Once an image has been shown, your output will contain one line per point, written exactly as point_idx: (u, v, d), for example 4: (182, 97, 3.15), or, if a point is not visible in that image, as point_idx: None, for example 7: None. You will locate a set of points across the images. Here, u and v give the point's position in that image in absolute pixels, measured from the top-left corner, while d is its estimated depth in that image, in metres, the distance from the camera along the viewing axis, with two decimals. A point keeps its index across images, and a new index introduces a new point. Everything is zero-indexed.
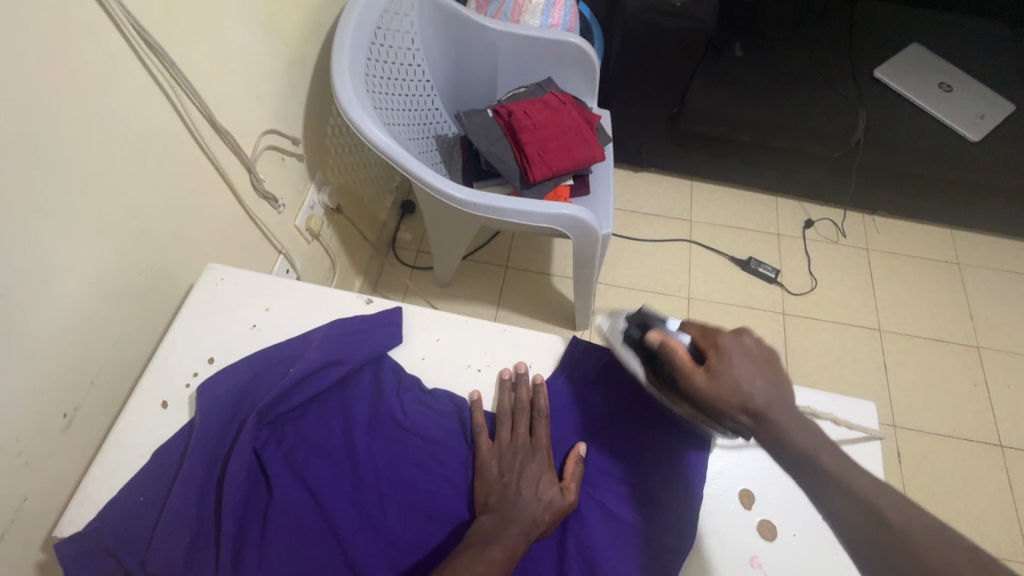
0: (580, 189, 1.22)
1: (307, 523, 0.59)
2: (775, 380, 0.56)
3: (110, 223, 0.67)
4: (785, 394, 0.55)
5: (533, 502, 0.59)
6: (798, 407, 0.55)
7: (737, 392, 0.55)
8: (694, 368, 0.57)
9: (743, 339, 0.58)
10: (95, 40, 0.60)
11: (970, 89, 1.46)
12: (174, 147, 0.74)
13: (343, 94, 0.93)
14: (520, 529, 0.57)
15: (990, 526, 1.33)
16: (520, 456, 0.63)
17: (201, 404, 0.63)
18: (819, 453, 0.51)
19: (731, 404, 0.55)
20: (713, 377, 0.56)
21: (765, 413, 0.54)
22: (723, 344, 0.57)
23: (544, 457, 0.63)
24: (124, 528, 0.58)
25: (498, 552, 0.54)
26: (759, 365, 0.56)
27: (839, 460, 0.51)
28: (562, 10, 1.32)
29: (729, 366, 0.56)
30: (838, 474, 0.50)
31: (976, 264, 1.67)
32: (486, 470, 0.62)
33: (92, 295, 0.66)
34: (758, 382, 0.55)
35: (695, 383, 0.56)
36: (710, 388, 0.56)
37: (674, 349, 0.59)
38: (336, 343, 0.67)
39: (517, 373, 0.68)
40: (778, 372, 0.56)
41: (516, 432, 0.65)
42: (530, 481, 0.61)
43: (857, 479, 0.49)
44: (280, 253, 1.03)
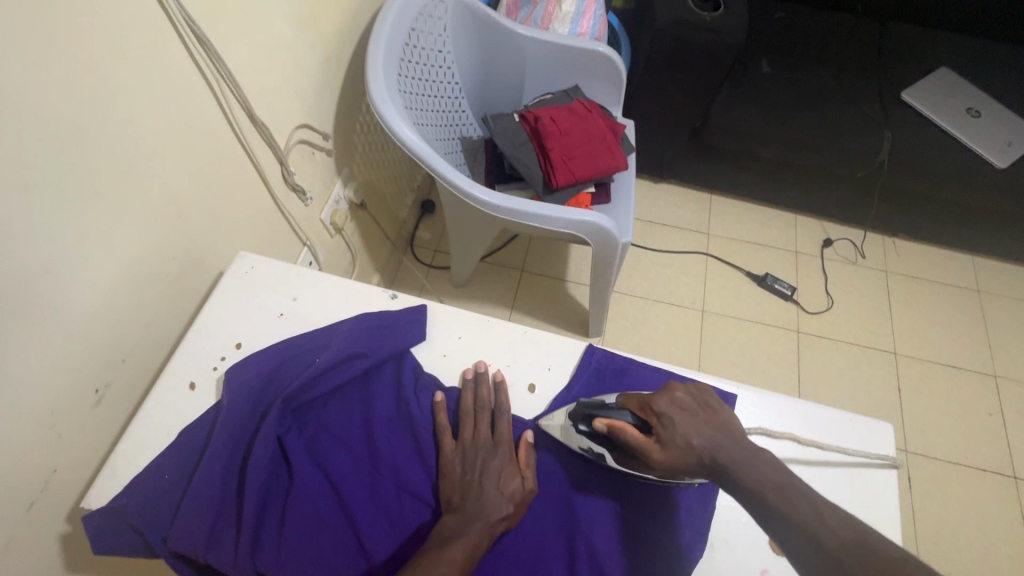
0: (601, 197, 1.23)
1: (326, 511, 0.60)
2: (716, 423, 0.56)
3: (150, 207, 0.69)
4: (730, 432, 0.56)
5: (496, 499, 0.59)
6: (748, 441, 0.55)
7: (691, 452, 0.55)
8: (646, 442, 0.56)
9: (674, 395, 0.59)
10: (147, 30, 0.63)
11: (997, 116, 1.45)
12: (213, 136, 0.76)
13: (376, 92, 0.95)
14: (483, 526, 0.57)
15: (1001, 558, 1.31)
16: (481, 453, 0.62)
17: (228, 388, 0.65)
18: (770, 483, 0.50)
19: (690, 464, 0.55)
20: (666, 446, 0.55)
21: (722, 461, 0.53)
22: (657, 406, 0.58)
23: (508, 452, 0.63)
24: (148, 505, 0.59)
25: (460, 549, 0.54)
26: (695, 415, 0.57)
27: (779, 485, 0.50)
28: (591, 20, 1.33)
29: (671, 428, 0.56)
30: (779, 504, 0.48)
31: (996, 292, 1.65)
32: (448, 468, 0.62)
33: (129, 277, 0.68)
34: (703, 431, 0.55)
35: (655, 458, 0.56)
36: (669, 459, 0.55)
37: (620, 430, 0.58)
38: (361, 336, 0.68)
39: (476, 372, 0.68)
40: (716, 415, 0.57)
41: (478, 430, 0.64)
42: (493, 477, 0.60)
43: (797, 508, 0.47)
44: (304, 245, 1.05)
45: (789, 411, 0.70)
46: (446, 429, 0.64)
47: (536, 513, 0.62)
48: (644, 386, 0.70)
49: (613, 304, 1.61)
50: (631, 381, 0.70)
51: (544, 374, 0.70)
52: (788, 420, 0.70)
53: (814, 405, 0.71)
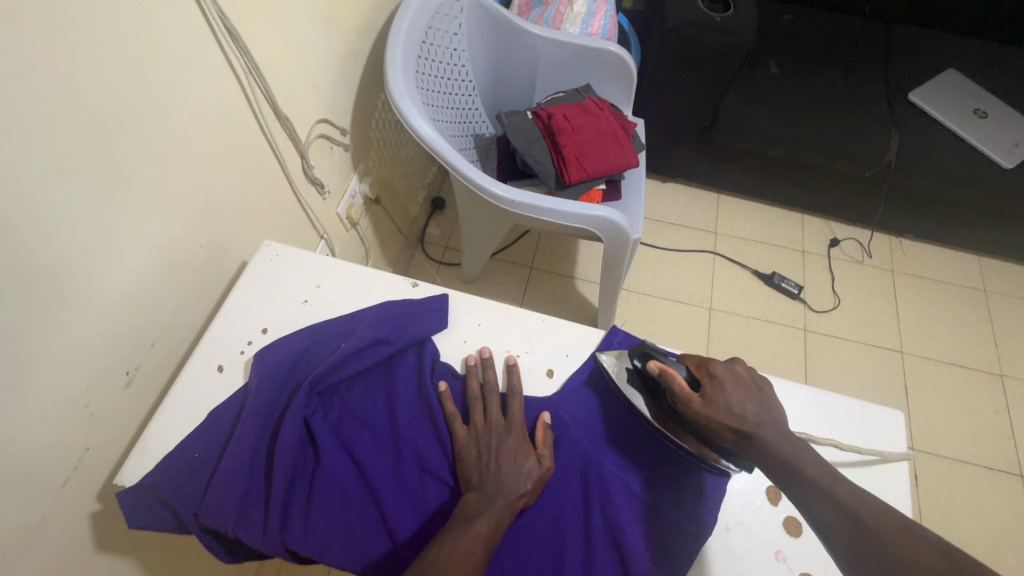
0: (612, 194, 1.25)
1: (352, 490, 0.62)
2: (763, 403, 0.60)
3: (180, 196, 0.71)
4: (774, 416, 0.59)
5: (515, 477, 0.61)
6: (787, 427, 0.59)
7: (730, 415, 0.59)
8: (690, 393, 0.61)
9: (733, 366, 0.63)
10: (181, 24, 0.65)
11: (1004, 116, 1.47)
12: (239, 129, 0.78)
13: (396, 88, 0.97)
14: (504, 503, 0.58)
15: (1007, 555, 1.32)
16: (496, 435, 0.64)
17: (255, 371, 0.66)
18: (805, 465, 0.54)
19: (725, 427, 0.59)
20: (708, 401, 0.60)
21: (758, 435, 0.57)
22: (714, 370, 0.62)
23: (521, 433, 0.65)
24: (178, 482, 0.61)
25: (484, 525, 0.56)
26: (747, 388, 0.61)
27: (817, 466, 0.54)
28: (602, 20, 1.35)
29: (721, 391, 0.60)
30: (814, 481, 0.52)
31: (1003, 292, 1.66)
32: (465, 450, 0.63)
33: (159, 262, 0.70)
34: (749, 404, 0.59)
35: (693, 408, 0.60)
36: (705, 412, 0.60)
37: (669, 376, 0.63)
38: (384, 323, 0.69)
39: (481, 358, 0.70)
40: (766, 396, 0.61)
41: (491, 414, 0.66)
42: (509, 458, 0.62)
43: (833, 486, 0.52)
44: (322, 238, 1.07)
45: (801, 400, 0.72)
46: (456, 416, 0.65)
47: (555, 491, 0.63)
48: None
49: (621, 301, 1.62)
50: None
51: (562, 361, 0.72)
52: (800, 410, 0.71)
53: (826, 395, 0.73)
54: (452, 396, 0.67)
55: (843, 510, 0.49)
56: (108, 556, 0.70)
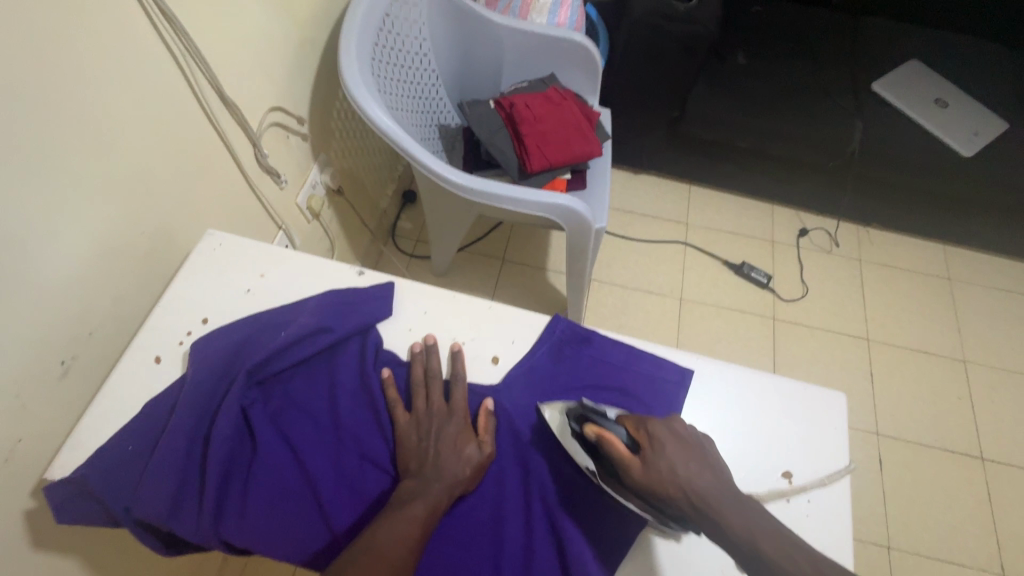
0: (577, 184, 1.24)
1: (290, 479, 0.61)
2: (707, 465, 0.55)
3: (119, 183, 0.69)
4: (721, 476, 0.55)
5: (453, 463, 0.60)
6: (735, 489, 0.54)
7: (674, 481, 0.54)
8: (630, 457, 0.56)
9: (670, 424, 0.59)
10: (112, 5, 0.63)
11: (965, 107, 1.49)
12: (183, 115, 0.76)
13: (349, 77, 0.95)
14: (441, 487, 0.58)
15: (966, 537, 1.34)
16: (437, 421, 0.63)
17: (193, 361, 0.65)
18: (763, 537, 0.49)
19: (672, 493, 0.53)
20: (649, 467, 0.55)
21: (707, 501, 0.52)
22: (652, 430, 0.58)
23: (462, 418, 0.64)
24: (109, 474, 0.59)
25: (420, 508, 0.56)
26: (686, 448, 0.56)
27: (778, 542, 0.48)
28: (569, 10, 1.34)
29: (661, 454, 0.55)
30: (775, 558, 0.47)
31: (967, 280, 1.69)
32: (403, 435, 0.63)
33: (96, 251, 0.68)
34: (693, 468, 0.54)
35: (635, 474, 0.55)
36: (647, 479, 0.54)
37: (607, 440, 0.58)
38: (327, 311, 0.68)
39: (425, 345, 0.68)
40: (707, 456, 0.56)
41: (432, 400, 0.65)
42: (447, 443, 0.61)
43: (796, 563, 0.47)
44: (280, 229, 1.06)
45: (747, 383, 0.72)
46: (396, 403, 0.64)
47: (497, 471, 0.64)
48: (605, 358, 0.72)
49: (593, 293, 1.62)
50: (592, 352, 0.72)
51: (509, 348, 0.72)
52: (746, 393, 0.71)
53: (771, 377, 0.73)
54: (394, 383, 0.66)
55: None
56: (46, 551, 0.68)
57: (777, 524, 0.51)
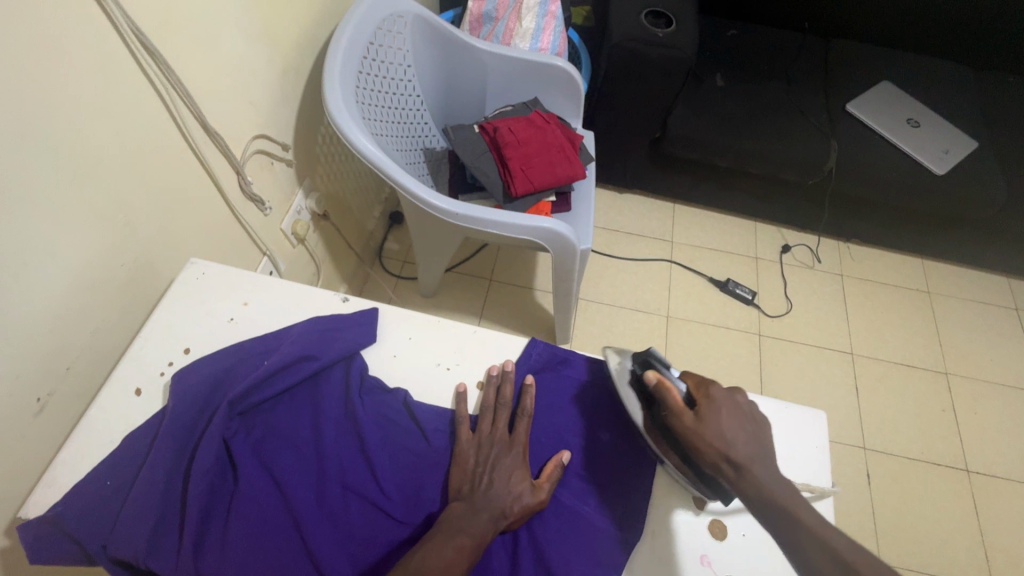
0: (561, 206, 1.26)
1: (272, 512, 0.60)
2: (755, 437, 0.60)
3: (98, 215, 0.69)
4: (765, 450, 0.59)
5: (502, 495, 0.61)
6: (774, 464, 0.59)
7: (720, 438, 0.58)
8: (684, 409, 0.61)
9: (733, 393, 0.63)
10: (90, 39, 0.63)
11: (935, 126, 1.54)
12: (165, 146, 0.77)
13: (334, 104, 0.97)
14: (488, 518, 0.59)
15: (955, 550, 1.35)
16: (496, 448, 0.65)
17: (174, 393, 0.65)
18: (792, 504, 0.54)
19: (714, 451, 0.58)
20: (701, 421, 0.60)
21: (747, 465, 0.57)
22: (712, 392, 0.62)
23: (520, 451, 0.65)
24: (85, 514, 0.58)
25: (466, 539, 0.57)
26: (741, 417, 0.60)
27: (811, 514, 0.53)
28: (551, 36, 1.37)
29: (714, 414, 0.60)
30: (806, 524, 0.52)
31: (946, 293, 1.72)
32: (461, 455, 0.64)
33: (73, 283, 0.67)
34: (740, 435, 0.59)
35: (684, 426, 0.60)
36: (695, 430, 0.59)
37: (666, 390, 0.62)
38: (311, 339, 0.69)
39: (504, 371, 0.70)
40: (758, 430, 0.60)
41: (496, 426, 0.67)
42: (502, 474, 0.63)
43: (825, 531, 0.52)
44: (265, 255, 1.05)
45: None
46: (464, 420, 0.66)
47: None
48: (586, 379, 0.73)
49: (580, 311, 1.63)
50: (573, 373, 0.73)
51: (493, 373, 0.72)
52: None
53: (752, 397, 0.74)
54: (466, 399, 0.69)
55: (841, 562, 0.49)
56: None
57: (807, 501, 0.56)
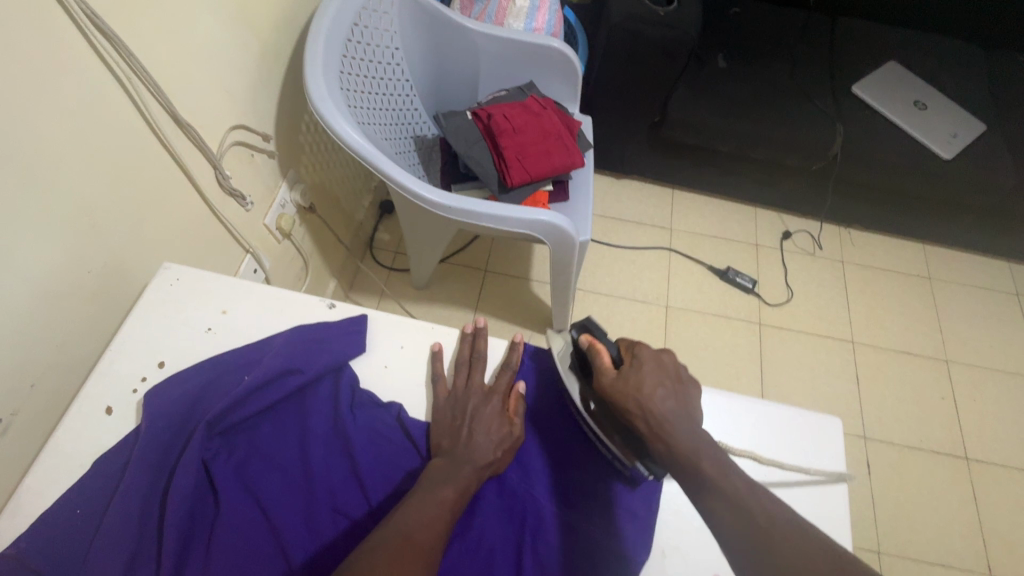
0: (559, 196, 1.21)
1: (257, 539, 0.56)
2: (681, 394, 0.60)
3: (58, 221, 0.63)
4: (688, 406, 0.60)
5: (484, 445, 0.61)
6: (698, 420, 0.59)
7: (640, 395, 0.59)
8: (607, 368, 0.62)
9: (661, 354, 0.64)
10: (34, 21, 0.56)
11: (943, 108, 1.50)
12: (133, 142, 0.71)
13: (316, 91, 0.90)
14: (471, 469, 0.59)
15: (954, 538, 1.35)
16: (474, 400, 0.65)
17: (147, 413, 0.60)
18: (705, 457, 0.55)
19: (635, 407, 0.59)
20: (623, 379, 0.61)
21: (665, 421, 0.58)
22: (637, 351, 0.63)
23: (499, 402, 0.65)
24: (51, 549, 0.54)
25: (450, 491, 0.56)
26: (667, 376, 0.62)
27: (721, 466, 0.54)
28: (546, 15, 1.30)
29: (636, 373, 0.61)
30: (714, 477, 0.53)
31: (947, 279, 1.70)
32: (439, 412, 0.64)
33: (34, 295, 0.62)
34: (662, 392, 0.60)
35: (607, 384, 0.61)
36: (618, 389, 0.60)
37: (595, 350, 0.64)
38: (296, 351, 0.64)
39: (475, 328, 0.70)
40: (684, 388, 0.61)
41: (472, 380, 0.67)
42: (483, 424, 0.63)
43: (733, 483, 0.52)
44: (247, 252, 1.00)
45: (736, 411, 0.69)
46: (439, 378, 0.67)
47: (478, 530, 0.59)
48: None
49: (578, 301, 1.59)
50: None
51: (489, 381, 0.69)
52: (738, 421, 0.69)
53: (761, 403, 0.71)
54: (442, 357, 0.69)
55: (743, 511, 0.50)
56: None
57: (725, 453, 0.56)
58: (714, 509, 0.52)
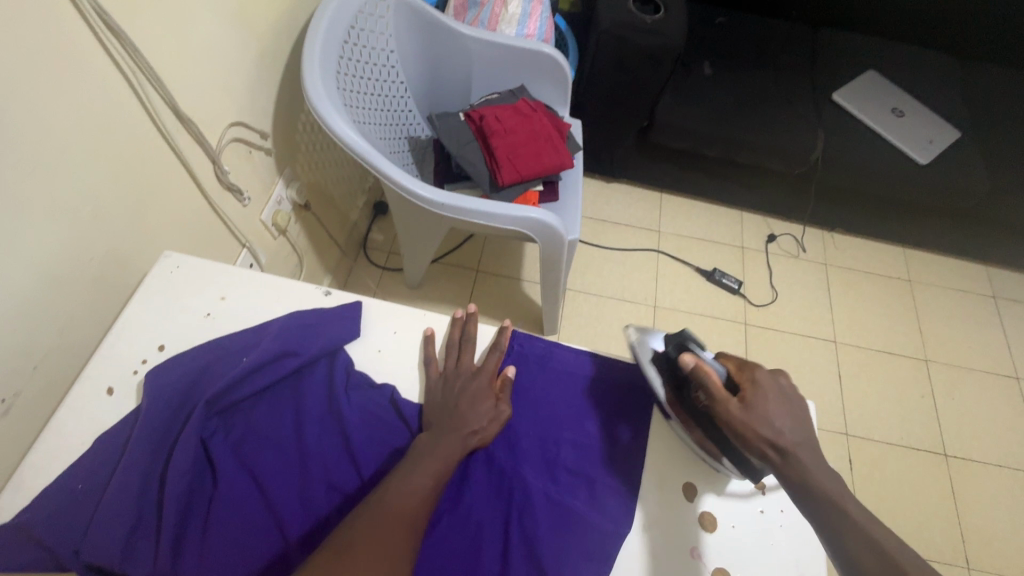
0: (548, 195, 1.24)
1: (254, 513, 0.58)
2: (800, 420, 0.59)
3: (63, 208, 0.65)
4: (807, 433, 0.58)
5: (468, 419, 0.64)
6: (818, 448, 0.58)
7: (766, 425, 0.58)
8: (727, 395, 0.60)
9: (779, 377, 0.61)
10: (46, 15, 0.59)
11: (920, 116, 1.55)
12: (136, 135, 0.73)
13: (313, 90, 0.93)
14: (455, 442, 0.62)
15: (933, 532, 1.39)
16: (462, 379, 0.68)
17: (148, 392, 0.63)
18: (837, 495, 0.54)
19: (758, 437, 0.58)
20: (747, 408, 0.59)
21: (792, 450, 0.56)
22: (757, 376, 0.61)
23: (485, 381, 0.68)
24: (53, 521, 0.56)
25: (436, 463, 0.60)
26: (786, 401, 0.59)
27: (856, 504, 0.53)
28: (537, 21, 1.34)
29: (760, 401, 0.59)
30: (848, 516, 0.52)
31: (926, 282, 1.75)
32: (432, 397, 0.67)
33: (38, 279, 0.64)
34: (784, 419, 0.58)
35: (728, 412, 0.59)
36: (743, 418, 0.58)
37: (706, 374, 0.61)
38: (292, 334, 0.67)
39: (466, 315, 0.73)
40: (802, 412, 0.60)
41: (460, 361, 0.70)
42: (468, 401, 0.66)
43: (871, 525, 0.52)
44: (244, 246, 1.02)
45: None
46: (432, 359, 0.69)
47: (466, 507, 0.62)
48: (569, 371, 0.73)
49: (568, 301, 1.62)
50: (555, 365, 0.73)
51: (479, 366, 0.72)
52: None
53: None
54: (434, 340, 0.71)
55: (880, 552, 0.50)
56: None
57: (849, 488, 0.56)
58: (847, 550, 0.51)
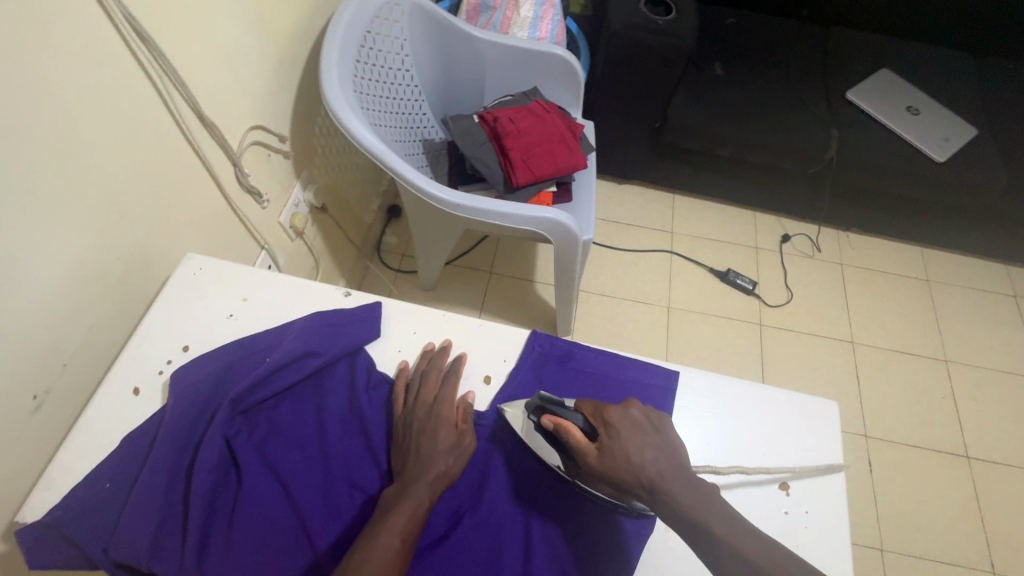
0: (562, 196, 1.24)
1: (278, 512, 0.58)
2: (666, 449, 0.58)
3: (92, 210, 0.66)
4: (675, 459, 0.57)
5: (432, 460, 0.60)
6: (690, 470, 0.57)
7: (629, 464, 0.56)
8: (586, 445, 0.59)
9: (628, 410, 0.61)
10: (76, 19, 0.60)
11: (936, 114, 1.53)
12: (161, 137, 0.75)
13: (331, 92, 0.94)
14: (423, 487, 0.58)
15: (956, 535, 1.36)
16: (421, 414, 0.64)
17: (173, 392, 0.63)
18: (714, 520, 0.51)
19: (627, 479, 0.56)
20: (605, 454, 0.58)
21: (658, 482, 0.55)
22: (607, 417, 0.60)
23: (449, 414, 0.65)
24: (84, 518, 0.57)
25: (400, 517, 0.55)
26: (643, 432, 0.59)
27: (732, 525, 0.51)
28: (550, 24, 1.34)
29: (616, 442, 0.58)
30: (722, 539, 0.50)
31: (945, 281, 1.72)
32: (394, 433, 0.64)
33: (67, 280, 0.65)
34: (646, 452, 0.57)
35: (593, 463, 0.58)
36: (607, 465, 0.57)
37: (565, 429, 0.60)
38: (313, 335, 0.67)
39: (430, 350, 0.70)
40: (663, 437, 0.59)
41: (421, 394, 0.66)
42: (430, 439, 0.62)
43: (747, 545, 0.49)
44: (263, 249, 1.03)
45: (735, 395, 0.72)
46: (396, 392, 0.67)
47: (488, 505, 0.62)
48: (590, 370, 0.73)
49: (581, 303, 1.62)
50: (576, 365, 0.73)
51: (500, 366, 0.72)
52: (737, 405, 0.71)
53: (759, 388, 0.73)
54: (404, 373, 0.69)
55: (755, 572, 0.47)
56: None
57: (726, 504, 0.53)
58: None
